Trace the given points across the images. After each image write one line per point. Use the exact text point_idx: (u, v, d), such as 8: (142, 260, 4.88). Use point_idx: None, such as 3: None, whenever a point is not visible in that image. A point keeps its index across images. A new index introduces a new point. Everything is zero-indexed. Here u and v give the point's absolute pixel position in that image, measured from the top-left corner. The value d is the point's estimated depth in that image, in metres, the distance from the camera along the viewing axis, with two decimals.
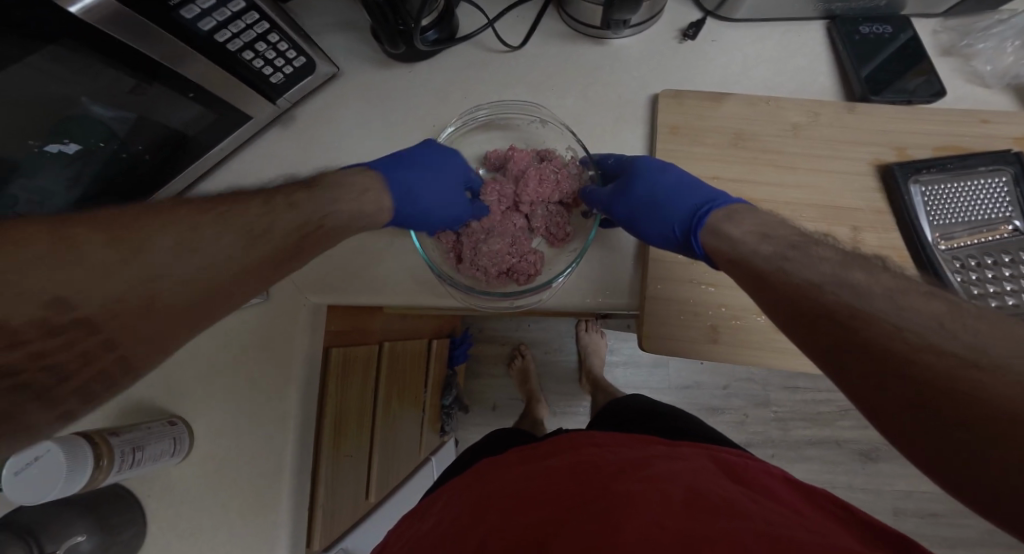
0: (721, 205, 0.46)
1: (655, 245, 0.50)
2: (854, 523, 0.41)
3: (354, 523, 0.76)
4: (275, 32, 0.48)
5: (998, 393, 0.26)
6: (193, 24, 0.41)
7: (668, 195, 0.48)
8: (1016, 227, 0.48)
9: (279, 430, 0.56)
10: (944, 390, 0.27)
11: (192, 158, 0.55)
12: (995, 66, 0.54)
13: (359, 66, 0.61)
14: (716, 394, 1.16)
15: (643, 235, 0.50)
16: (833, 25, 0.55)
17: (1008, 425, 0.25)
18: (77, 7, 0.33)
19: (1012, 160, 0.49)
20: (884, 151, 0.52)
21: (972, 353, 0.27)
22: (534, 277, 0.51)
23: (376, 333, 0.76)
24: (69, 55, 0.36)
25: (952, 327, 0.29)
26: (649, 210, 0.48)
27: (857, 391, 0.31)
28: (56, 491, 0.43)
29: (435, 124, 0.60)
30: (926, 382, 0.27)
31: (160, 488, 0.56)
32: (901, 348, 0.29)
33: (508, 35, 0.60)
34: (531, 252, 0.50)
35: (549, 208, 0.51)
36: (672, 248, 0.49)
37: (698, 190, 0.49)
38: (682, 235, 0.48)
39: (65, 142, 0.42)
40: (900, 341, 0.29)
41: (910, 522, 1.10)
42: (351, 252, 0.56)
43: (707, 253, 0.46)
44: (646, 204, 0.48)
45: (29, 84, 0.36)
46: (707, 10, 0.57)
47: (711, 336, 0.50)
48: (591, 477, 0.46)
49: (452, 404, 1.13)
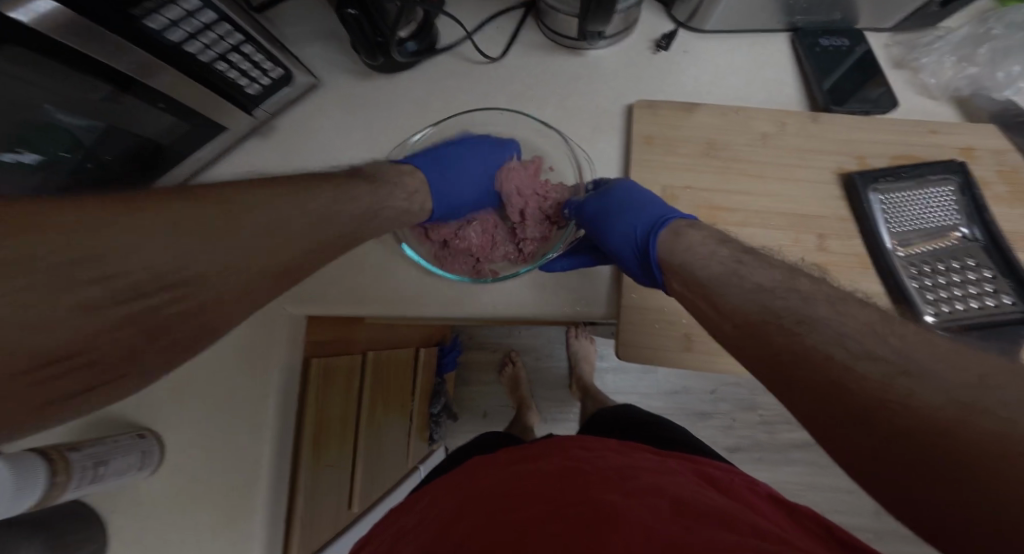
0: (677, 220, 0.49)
1: (615, 246, 0.51)
2: (833, 544, 0.42)
3: (336, 534, 0.75)
4: (248, 43, 0.49)
5: (926, 402, 0.27)
6: (161, 35, 0.41)
7: (636, 204, 0.50)
8: (963, 233, 0.50)
9: (253, 441, 0.56)
10: (883, 400, 0.28)
11: (164, 167, 0.54)
12: (938, 79, 0.56)
13: (339, 75, 0.61)
14: (704, 398, 1.17)
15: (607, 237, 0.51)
16: (797, 37, 0.57)
17: (938, 426, 0.25)
18: (22, 14, 0.32)
19: (955, 169, 0.51)
20: (847, 160, 0.53)
21: (902, 359, 0.29)
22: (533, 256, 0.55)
23: (360, 343, 0.76)
24: (29, 64, 0.36)
25: (882, 332, 0.31)
26: (614, 211, 0.50)
27: (813, 405, 0.31)
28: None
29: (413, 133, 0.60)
30: (866, 400, 0.28)
31: (131, 500, 0.56)
32: (841, 354, 0.31)
33: (486, 46, 0.61)
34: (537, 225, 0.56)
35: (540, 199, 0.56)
36: (625, 260, 0.51)
37: (664, 209, 0.51)
38: (643, 253, 0.50)
39: (23, 152, 0.42)
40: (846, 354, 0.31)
41: (893, 521, 1.12)
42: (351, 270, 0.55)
43: (659, 264, 0.47)
44: (615, 204, 0.51)
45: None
46: (679, 22, 0.58)
47: (686, 343, 0.51)
48: (577, 482, 0.46)
49: (440, 412, 1.13)
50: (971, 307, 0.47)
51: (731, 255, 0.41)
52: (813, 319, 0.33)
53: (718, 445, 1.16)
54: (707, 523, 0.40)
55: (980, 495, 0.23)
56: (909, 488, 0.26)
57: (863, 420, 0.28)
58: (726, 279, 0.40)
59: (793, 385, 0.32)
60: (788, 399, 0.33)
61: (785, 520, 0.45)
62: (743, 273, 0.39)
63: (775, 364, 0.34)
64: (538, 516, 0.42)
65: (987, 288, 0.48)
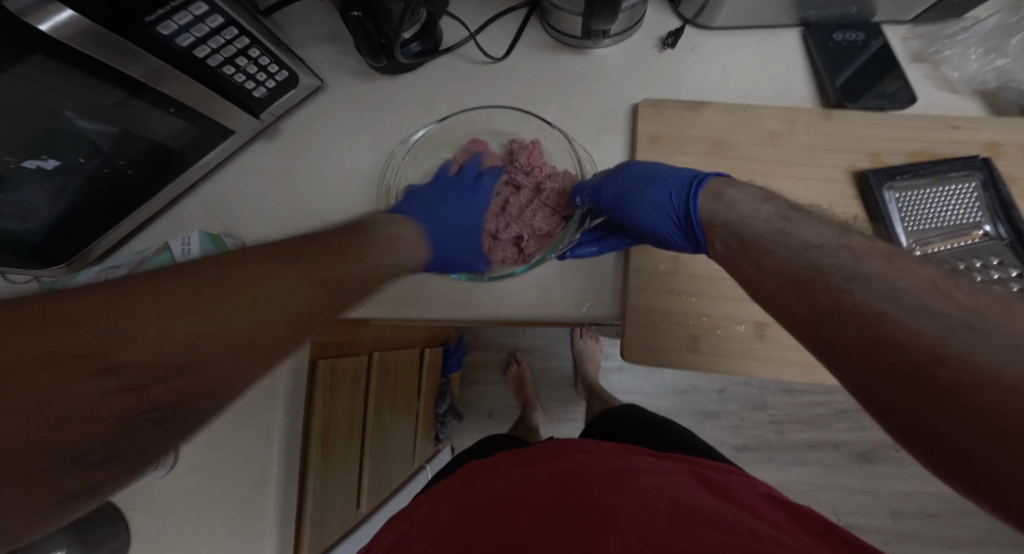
0: (704, 182, 0.47)
1: (647, 222, 0.48)
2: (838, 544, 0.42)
3: (344, 535, 0.76)
4: (256, 47, 0.49)
5: (986, 366, 0.25)
6: (170, 40, 0.41)
7: (655, 174, 0.50)
8: (986, 231, 0.49)
9: (264, 443, 0.56)
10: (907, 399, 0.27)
11: (174, 170, 0.55)
12: (963, 72, 0.54)
13: (343, 78, 0.61)
14: (712, 398, 1.16)
15: (633, 217, 0.49)
16: (807, 32, 0.56)
17: (1000, 394, 0.24)
18: (45, 26, 0.32)
19: (979, 166, 0.49)
20: (860, 157, 0.52)
21: (971, 316, 0.27)
22: (545, 236, 0.53)
23: (366, 345, 0.76)
24: (46, 70, 0.36)
25: (947, 290, 0.29)
26: (638, 187, 0.49)
27: (859, 371, 0.30)
28: None
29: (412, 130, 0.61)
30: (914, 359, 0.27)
31: (144, 502, 0.56)
32: (896, 311, 0.29)
33: (490, 46, 0.61)
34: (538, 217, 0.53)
35: (538, 176, 0.54)
36: (662, 231, 0.48)
37: (681, 172, 0.50)
38: (677, 221, 0.48)
39: (45, 159, 0.42)
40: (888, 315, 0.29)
41: (910, 523, 1.09)
42: None
43: (705, 232, 0.45)
44: (634, 182, 0.50)
45: (14, 100, 0.36)
46: (686, 18, 0.57)
47: (693, 345, 0.50)
48: (578, 484, 0.46)
49: (446, 412, 1.13)
50: None
51: (740, 259, 0.40)
52: (863, 285, 0.32)
53: (727, 445, 1.14)
54: (710, 524, 0.39)
55: (1004, 460, 0.23)
56: (949, 449, 0.25)
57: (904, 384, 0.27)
58: (771, 236, 0.38)
59: (838, 354, 0.31)
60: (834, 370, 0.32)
61: (791, 521, 0.45)
62: (789, 230, 0.38)
63: None
64: (548, 521, 0.41)
65: (1011, 288, 0.46)
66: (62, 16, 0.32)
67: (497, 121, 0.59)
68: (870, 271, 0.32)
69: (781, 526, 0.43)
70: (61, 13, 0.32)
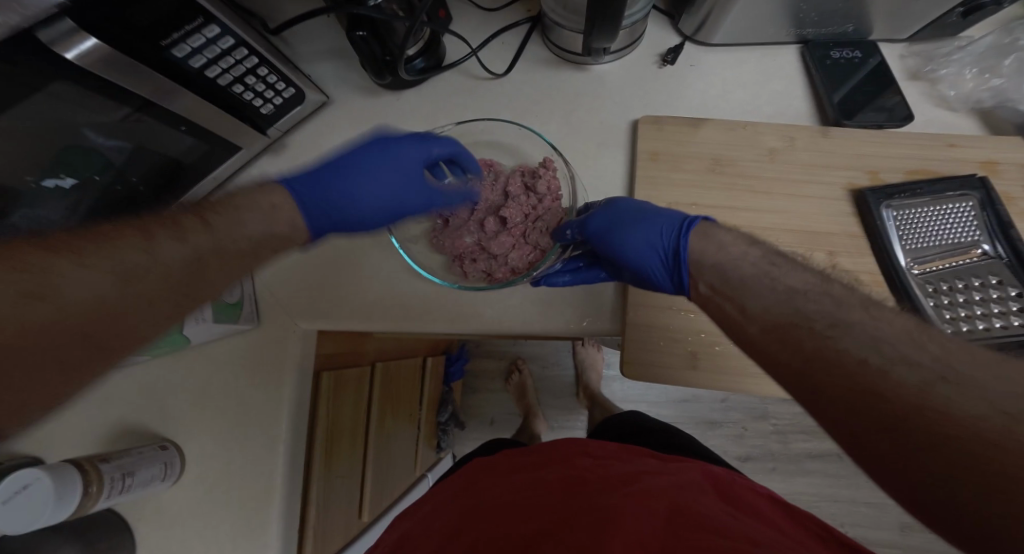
0: (690, 226, 0.47)
1: (631, 256, 0.48)
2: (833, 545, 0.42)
3: (346, 543, 0.76)
4: (264, 66, 0.50)
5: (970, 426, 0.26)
6: (183, 62, 0.42)
7: (643, 212, 0.49)
8: (984, 250, 0.48)
9: (268, 453, 0.57)
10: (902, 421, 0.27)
11: (186, 185, 0.56)
12: (958, 92, 0.55)
13: (347, 94, 0.62)
14: (714, 407, 1.15)
15: (615, 251, 0.49)
16: (805, 49, 0.56)
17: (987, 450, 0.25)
18: (71, 54, 0.34)
19: (978, 185, 0.50)
20: (858, 175, 0.52)
21: (943, 368, 0.28)
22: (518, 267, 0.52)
23: (369, 355, 0.77)
24: (56, 91, 0.37)
25: (920, 340, 0.30)
26: (619, 223, 0.49)
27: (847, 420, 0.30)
28: (42, 521, 0.44)
29: None
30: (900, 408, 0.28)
31: (151, 511, 0.57)
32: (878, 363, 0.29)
33: (491, 62, 0.62)
34: (527, 245, 0.52)
35: (531, 206, 0.53)
36: (652, 269, 0.48)
37: (662, 211, 0.50)
38: (663, 259, 0.47)
39: (64, 177, 0.44)
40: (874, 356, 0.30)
41: (913, 535, 1.08)
42: (350, 275, 0.56)
43: (688, 284, 0.46)
44: (624, 216, 0.50)
45: (33, 118, 0.38)
46: (685, 35, 0.58)
47: (692, 362, 0.50)
48: (581, 488, 0.46)
49: (449, 420, 1.14)
50: (993, 327, 0.45)
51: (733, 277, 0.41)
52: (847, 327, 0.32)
53: (730, 455, 1.14)
54: (706, 526, 0.40)
55: None
56: (933, 487, 0.26)
57: (891, 432, 0.28)
58: (763, 265, 0.39)
59: (821, 390, 0.31)
60: (820, 414, 0.32)
61: (789, 521, 0.45)
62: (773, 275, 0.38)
63: (799, 378, 0.33)
64: (548, 526, 0.41)
65: (1011, 308, 0.46)
66: (88, 45, 0.34)
67: (497, 134, 0.61)
68: (850, 314, 0.33)
69: (781, 528, 0.43)
70: (86, 42, 0.34)
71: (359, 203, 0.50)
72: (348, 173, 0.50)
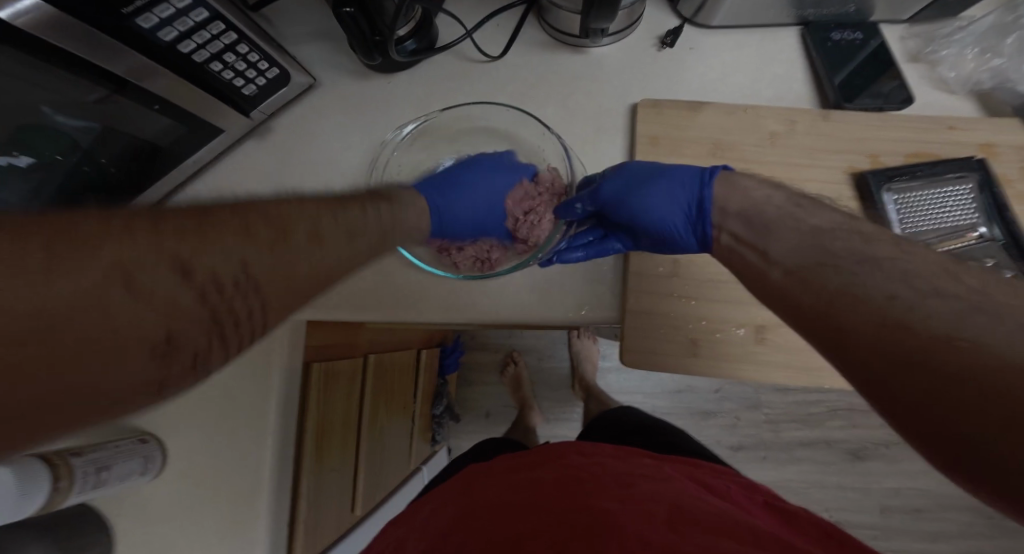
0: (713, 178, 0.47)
1: (659, 214, 0.47)
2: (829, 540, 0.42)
3: (339, 537, 0.75)
4: (244, 43, 0.48)
5: None
6: (152, 34, 0.40)
7: (656, 172, 0.49)
8: (981, 233, 0.48)
9: (254, 448, 0.55)
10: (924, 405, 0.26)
11: (161, 169, 0.53)
12: (959, 72, 0.54)
13: (336, 76, 0.60)
14: (708, 397, 1.15)
15: (639, 213, 0.48)
16: (806, 31, 0.55)
17: None
18: (5, 13, 0.30)
19: (975, 166, 0.50)
20: (858, 159, 0.52)
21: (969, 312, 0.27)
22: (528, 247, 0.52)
23: (361, 346, 0.75)
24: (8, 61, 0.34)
25: None
26: (640, 183, 0.49)
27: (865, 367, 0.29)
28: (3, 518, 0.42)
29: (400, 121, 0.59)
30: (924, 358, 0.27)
31: (133, 507, 0.55)
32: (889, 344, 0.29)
33: (485, 44, 0.60)
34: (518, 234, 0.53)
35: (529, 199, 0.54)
36: (676, 225, 0.47)
37: (680, 169, 0.50)
38: (687, 214, 0.47)
39: (20, 156, 0.41)
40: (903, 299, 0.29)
41: (901, 520, 1.10)
42: None
43: (711, 238, 0.46)
44: (640, 177, 0.49)
45: None
46: (685, 17, 0.57)
47: (693, 349, 0.50)
48: (576, 487, 0.46)
49: (443, 413, 1.13)
50: None
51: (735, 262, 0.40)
52: None
53: (723, 444, 1.14)
54: (703, 525, 0.40)
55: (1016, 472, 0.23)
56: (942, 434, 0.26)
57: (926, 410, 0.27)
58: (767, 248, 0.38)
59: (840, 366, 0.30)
60: (845, 370, 0.31)
61: (785, 521, 0.45)
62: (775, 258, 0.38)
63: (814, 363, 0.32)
64: (542, 525, 0.41)
65: None
66: (25, 4, 0.31)
67: (493, 117, 0.59)
68: (883, 261, 0.33)
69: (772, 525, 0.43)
70: (24, 1, 0.31)
71: (450, 220, 0.52)
72: (457, 189, 0.53)
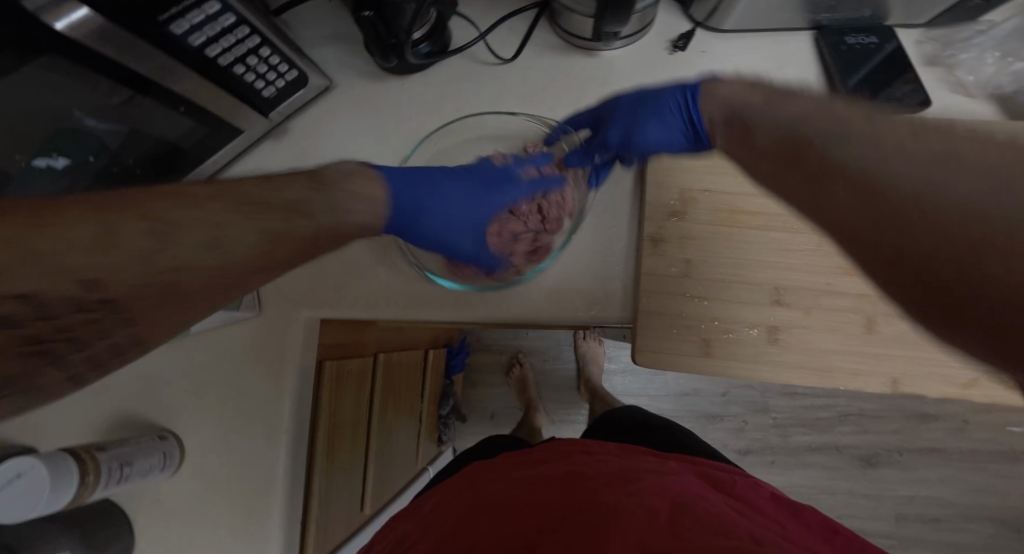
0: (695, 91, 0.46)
1: (658, 133, 0.48)
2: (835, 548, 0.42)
3: (348, 536, 0.75)
4: (266, 46, 0.49)
5: None
6: (184, 39, 0.41)
7: (643, 100, 0.50)
8: None
9: (269, 446, 0.56)
10: None
11: (183, 170, 0.54)
12: (977, 76, 0.54)
13: (351, 78, 0.61)
14: (715, 401, 1.15)
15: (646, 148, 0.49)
16: (820, 34, 0.56)
17: None
18: (61, 23, 0.32)
19: None
20: None
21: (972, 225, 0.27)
22: (561, 224, 0.52)
23: (371, 346, 0.76)
24: (47, 68, 0.35)
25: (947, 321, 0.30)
26: (631, 117, 0.50)
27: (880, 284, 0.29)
28: (34, 511, 0.43)
29: (415, 123, 0.60)
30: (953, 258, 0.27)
31: (150, 501, 0.56)
32: None
33: (498, 47, 0.61)
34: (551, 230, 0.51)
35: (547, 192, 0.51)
36: (673, 124, 0.48)
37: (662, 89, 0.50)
38: (685, 131, 0.48)
39: (54, 156, 0.42)
40: (912, 190, 0.28)
41: (909, 527, 1.10)
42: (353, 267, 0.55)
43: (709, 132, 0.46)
44: (629, 111, 0.50)
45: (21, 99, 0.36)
46: (696, 21, 0.58)
47: (705, 349, 0.50)
48: (583, 484, 0.46)
49: (450, 414, 1.13)
50: None
51: None
52: None
53: (730, 448, 1.14)
54: (708, 525, 0.39)
55: None
56: None
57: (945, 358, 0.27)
58: None
59: None
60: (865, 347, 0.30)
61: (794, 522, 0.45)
62: None
63: None
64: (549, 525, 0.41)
65: None
66: (78, 13, 0.32)
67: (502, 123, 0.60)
68: None
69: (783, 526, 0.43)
70: (77, 10, 0.32)
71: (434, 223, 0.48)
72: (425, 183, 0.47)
